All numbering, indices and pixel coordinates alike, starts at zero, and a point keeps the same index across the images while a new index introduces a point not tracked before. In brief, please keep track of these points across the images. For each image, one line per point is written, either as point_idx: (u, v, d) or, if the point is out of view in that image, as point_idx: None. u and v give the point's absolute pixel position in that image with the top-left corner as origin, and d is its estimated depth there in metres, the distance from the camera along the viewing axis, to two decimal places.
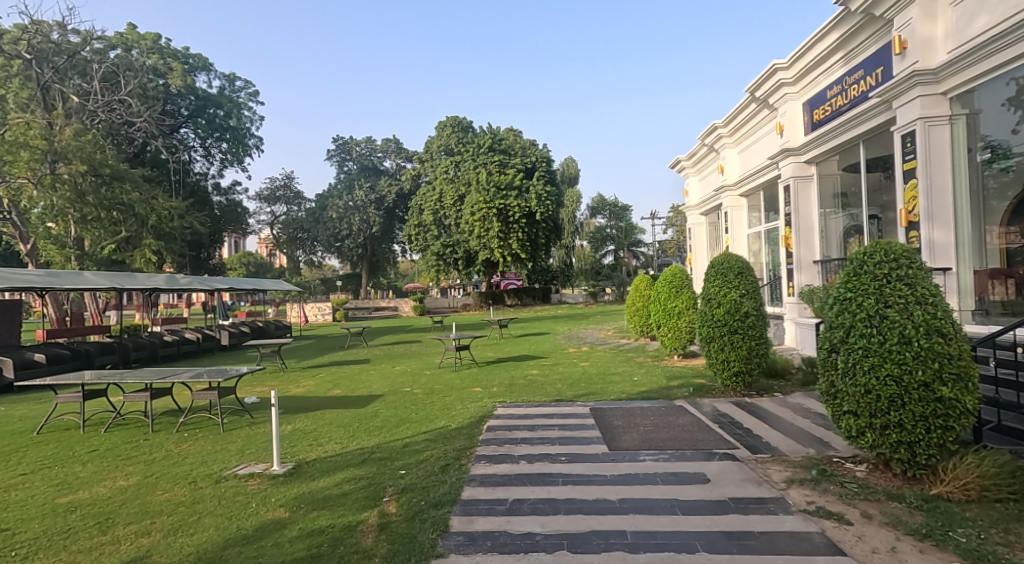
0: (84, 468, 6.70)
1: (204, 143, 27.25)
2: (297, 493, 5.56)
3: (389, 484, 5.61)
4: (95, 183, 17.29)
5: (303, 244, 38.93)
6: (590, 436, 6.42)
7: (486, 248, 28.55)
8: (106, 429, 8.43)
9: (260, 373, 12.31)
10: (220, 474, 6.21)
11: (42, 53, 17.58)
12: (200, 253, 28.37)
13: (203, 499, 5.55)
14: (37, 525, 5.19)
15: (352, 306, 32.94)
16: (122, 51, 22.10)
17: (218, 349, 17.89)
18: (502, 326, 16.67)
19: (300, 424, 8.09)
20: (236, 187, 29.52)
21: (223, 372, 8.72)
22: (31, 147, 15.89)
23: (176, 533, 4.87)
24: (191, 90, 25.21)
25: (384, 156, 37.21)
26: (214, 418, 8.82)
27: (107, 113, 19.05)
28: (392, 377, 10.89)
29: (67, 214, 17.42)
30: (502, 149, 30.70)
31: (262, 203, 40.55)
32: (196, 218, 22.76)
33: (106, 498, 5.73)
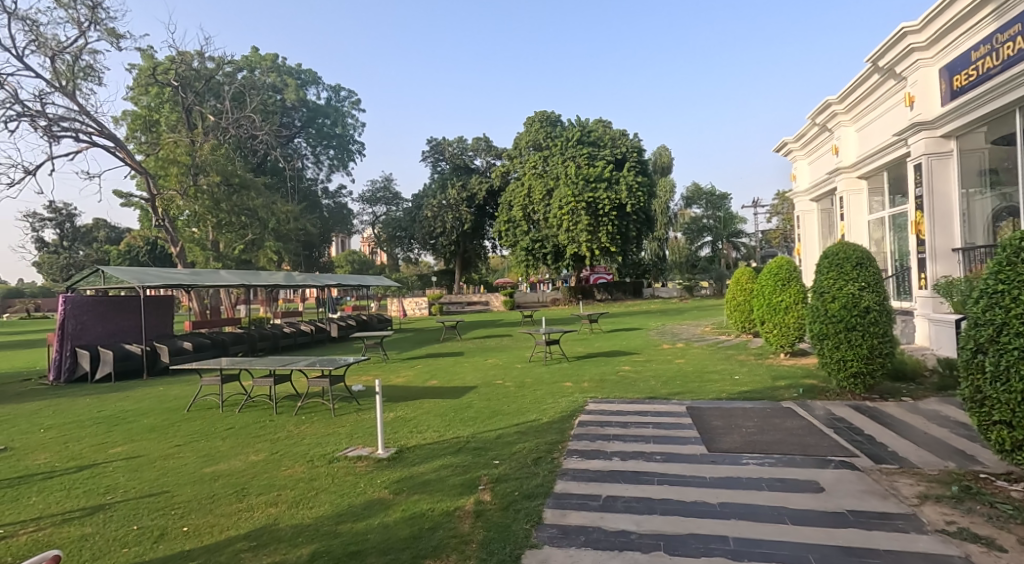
0: (223, 442, 7.33)
1: (314, 151, 28.51)
2: (399, 476, 5.75)
3: (483, 473, 5.69)
4: (227, 191, 18.77)
5: (400, 241, 39.09)
6: (686, 436, 6.18)
7: (574, 242, 28.48)
8: (239, 410, 9.16)
9: (363, 363, 12.87)
10: (333, 455, 6.53)
11: (186, 80, 19.53)
12: (311, 253, 30.13)
13: (320, 477, 5.86)
14: (189, 490, 5.72)
15: (445, 301, 33.82)
16: (247, 73, 24.10)
17: (329, 341, 18.88)
18: (592, 322, 16.48)
19: (401, 412, 8.43)
20: (342, 191, 31.01)
21: (335, 360, 9.18)
22: (178, 162, 17.98)
23: (299, 506, 5.17)
24: (302, 103, 26.63)
25: (475, 154, 37.66)
26: (326, 404, 9.37)
27: (236, 129, 20.41)
28: (484, 369, 11.03)
29: (207, 222, 19.01)
30: (590, 141, 30.20)
31: (364, 205, 42.50)
32: (308, 220, 24.07)
33: (241, 470, 6.20)
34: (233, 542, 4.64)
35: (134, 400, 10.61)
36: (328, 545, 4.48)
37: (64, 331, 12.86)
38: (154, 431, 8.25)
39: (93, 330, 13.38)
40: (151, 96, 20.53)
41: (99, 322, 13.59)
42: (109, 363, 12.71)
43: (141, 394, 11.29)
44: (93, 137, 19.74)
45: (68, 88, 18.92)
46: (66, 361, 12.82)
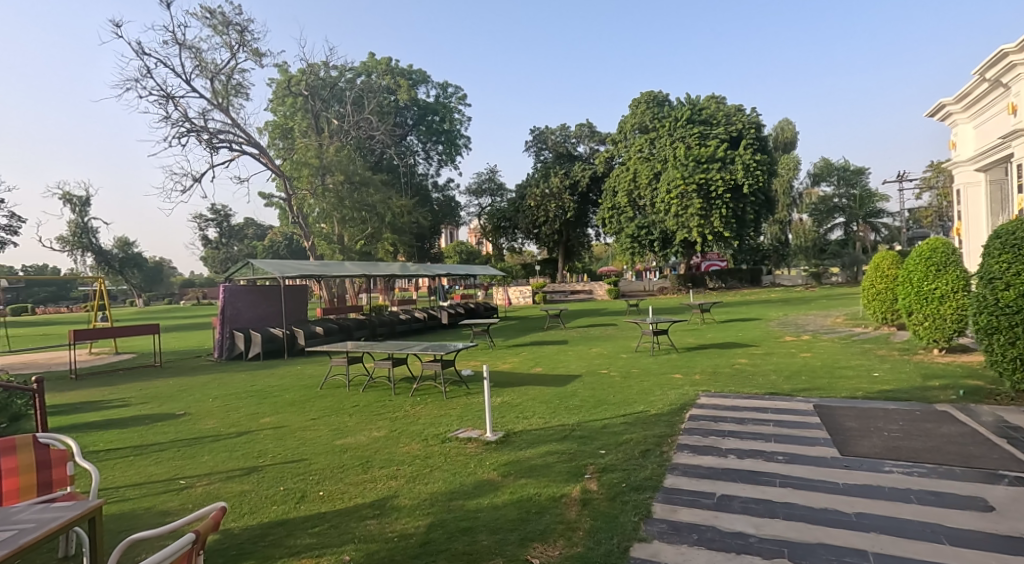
0: (350, 418, 8.57)
1: (424, 147, 29.37)
2: (506, 459, 6.10)
3: (589, 462, 5.73)
4: (349, 189, 19.88)
5: (506, 232, 39.57)
6: (815, 436, 5.74)
7: (684, 228, 27.60)
8: (362, 389, 10.55)
9: (470, 349, 13.15)
10: (445, 436, 7.20)
11: (315, 89, 20.86)
12: (423, 245, 31.10)
13: (433, 455, 6.51)
14: (324, 459, 6.73)
15: (548, 289, 33.94)
16: (364, 77, 25.38)
17: (440, 328, 19.45)
18: (704, 311, 15.81)
19: (508, 398, 8.57)
20: (450, 184, 31.71)
21: (444, 347, 9.99)
22: (309, 164, 19.33)
23: (415, 481, 5.76)
24: (413, 102, 27.52)
25: (578, 141, 37.32)
26: (439, 386, 10.24)
27: (357, 130, 21.53)
28: (590, 358, 10.88)
29: (331, 217, 20.14)
30: (701, 120, 28.85)
31: (470, 197, 43.38)
32: (419, 213, 24.85)
33: (366, 445, 7.17)
34: (361, 509, 5.26)
35: (269, 381, 11.75)
36: (443, 518, 4.90)
37: (224, 316, 14.75)
38: (294, 404, 9.77)
39: (246, 315, 15.24)
40: (287, 106, 22.73)
41: (250, 308, 15.44)
42: (258, 343, 14.39)
43: (271, 377, 12.25)
44: (243, 147, 21.91)
45: (224, 105, 20.90)
46: (226, 341, 14.74)
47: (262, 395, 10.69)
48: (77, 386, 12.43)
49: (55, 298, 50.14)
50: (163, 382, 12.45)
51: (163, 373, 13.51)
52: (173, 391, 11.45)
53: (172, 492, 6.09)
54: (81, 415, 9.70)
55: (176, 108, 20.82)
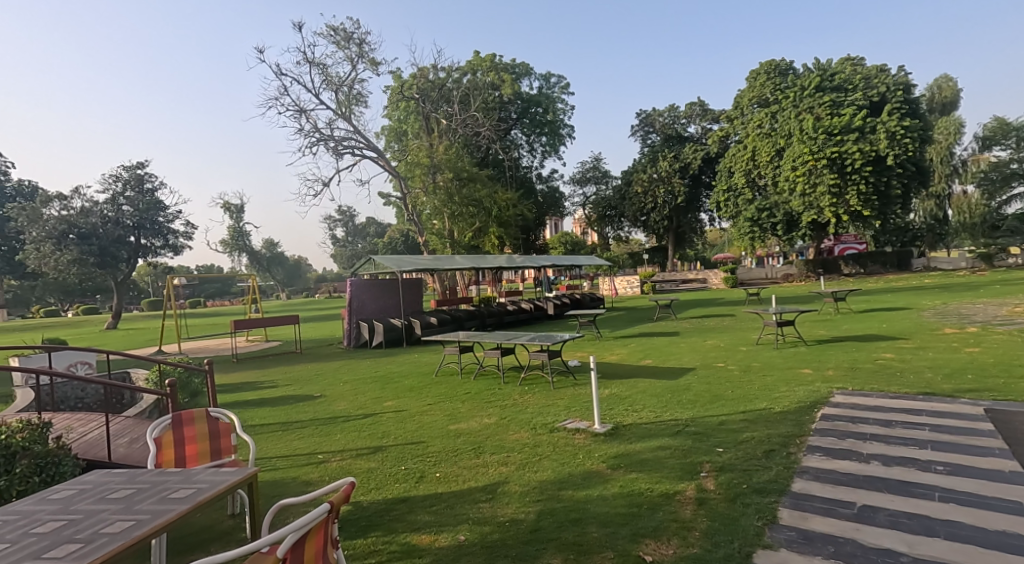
0: (462, 405, 8.69)
1: (528, 139, 29.23)
2: (616, 452, 5.92)
3: (706, 461, 5.42)
4: (457, 185, 20.35)
5: (611, 221, 38.91)
6: (984, 446, 5.02)
7: (811, 208, 25.89)
8: (474, 377, 10.76)
9: (577, 340, 12.97)
10: (553, 425, 7.10)
11: (425, 92, 21.46)
12: (528, 236, 31.16)
13: (541, 444, 6.44)
14: (439, 443, 6.89)
15: (658, 279, 33.03)
16: (469, 75, 25.68)
17: (547, 318, 19.41)
18: (839, 301, 14.51)
19: (616, 390, 8.36)
20: (553, 175, 31.49)
21: (552, 337, 9.92)
22: (420, 164, 19.97)
23: (524, 468, 5.73)
24: (517, 95, 27.55)
25: (689, 121, 35.84)
26: (546, 376, 10.17)
27: (463, 128, 21.84)
28: (705, 351, 10.34)
29: (442, 213, 20.68)
30: (834, 86, 26.32)
31: (575, 187, 42.99)
32: (526, 205, 24.91)
33: (478, 431, 7.24)
34: (474, 492, 5.30)
35: (385, 369, 12.25)
36: (553, 507, 4.81)
37: (350, 307, 15.72)
38: (413, 390, 10.12)
39: (370, 306, 16.13)
40: (401, 110, 23.52)
41: (372, 300, 16.30)
42: (379, 332, 15.13)
43: (386, 365, 12.78)
44: (364, 152, 22.99)
45: (347, 114, 22.01)
46: (353, 330, 15.71)
47: (385, 381, 11.16)
48: (232, 369, 13.73)
49: (217, 294, 55.76)
50: (290, 368, 13.36)
51: (293, 359, 14.54)
52: (302, 376, 12.26)
53: (309, 466, 6.51)
54: (238, 394, 10.70)
55: (308, 120, 22.25)
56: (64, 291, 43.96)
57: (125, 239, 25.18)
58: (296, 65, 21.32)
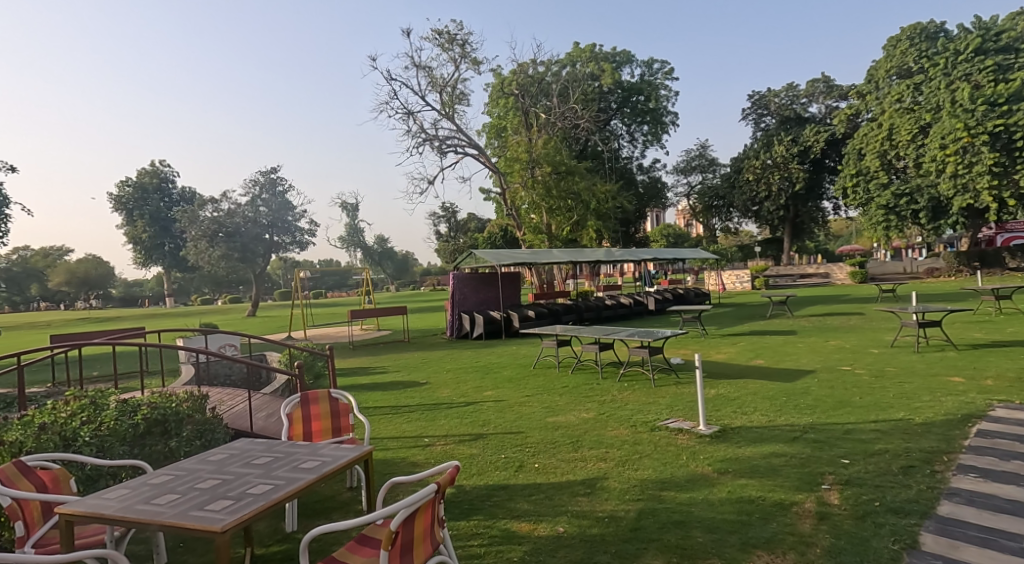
0: (560, 398, 8.51)
1: (629, 129, 28.42)
2: (724, 456, 5.54)
3: (828, 472, 4.94)
4: (555, 178, 20.19)
5: (719, 211, 37.28)
6: None
7: (964, 194, 23.01)
8: (571, 371, 10.57)
9: (679, 337, 12.44)
10: (653, 424, 6.77)
11: (524, 87, 21.38)
12: (628, 229, 30.38)
13: (642, 442, 6.16)
14: (538, 434, 6.79)
15: (773, 274, 31.23)
16: (568, 67, 25.29)
17: (647, 314, 18.76)
18: (996, 303, 12.77)
19: (724, 390, 7.89)
20: (656, 164, 30.41)
21: (652, 333, 9.55)
22: (520, 159, 19.93)
23: (624, 466, 5.51)
24: (618, 84, 26.85)
25: (810, 100, 33.39)
26: (647, 373, 9.82)
27: (563, 121, 21.53)
28: (827, 352, 9.52)
29: (540, 207, 20.63)
30: (999, 47, 22.97)
31: (679, 176, 41.48)
32: (625, 197, 24.24)
33: (576, 424, 7.06)
34: (572, 485, 5.18)
35: (487, 360, 12.37)
36: (654, 507, 4.59)
37: (452, 300, 16.02)
38: (512, 380, 10.09)
39: (471, 299, 16.38)
40: (501, 107, 23.42)
41: (473, 293, 16.52)
42: (479, 324, 15.30)
43: (487, 356, 12.91)
44: (466, 150, 23.31)
45: (450, 114, 22.34)
46: (455, 322, 15.99)
47: (486, 370, 11.25)
48: (348, 354, 14.49)
49: (336, 286, 58.82)
50: (397, 355, 13.84)
51: (401, 348, 15.04)
52: (411, 363, 12.65)
53: (415, 449, 6.70)
54: (354, 378, 11.27)
55: (415, 122, 22.83)
56: (214, 282, 48.65)
57: (261, 237, 27.02)
58: (405, 70, 21.89)
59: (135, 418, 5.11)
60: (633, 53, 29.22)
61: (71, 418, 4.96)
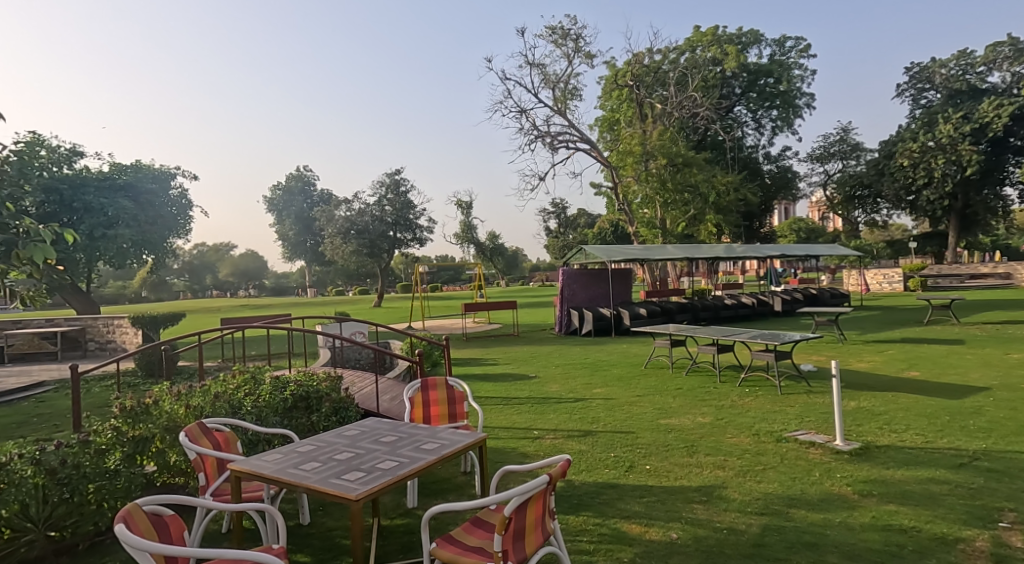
0: (674, 400, 7.91)
1: (755, 115, 26.70)
2: (867, 476, 4.81)
3: (1008, 508, 4.10)
4: (671, 171, 19.19)
5: (863, 202, 34.25)
6: None
7: None
8: (685, 373, 9.86)
9: (812, 342, 11.31)
10: (780, 434, 6.06)
11: (639, 78, 20.61)
12: (752, 223, 28.66)
13: (766, 452, 5.53)
14: (649, 435, 6.29)
15: (934, 274, 27.94)
16: (688, 53, 24.00)
17: (772, 316, 17.32)
18: None
19: (867, 403, 6.95)
20: (786, 153, 28.27)
21: (778, 336, 8.73)
22: (633, 153, 19.17)
23: (746, 476, 4.96)
24: (743, 68, 25.11)
25: (989, 68, 29.49)
26: (772, 380, 8.96)
27: (681, 111, 20.41)
28: (1003, 366, 8.15)
29: (654, 201, 19.78)
30: None
31: (814, 164, 38.53)
32: (749, 189, 22.66)
33: (692, 428, 6.49)
34: (686, 491, 4.72)
35: (600, 356, 12.04)
36: (781, 524, 4.07)
37: (562, 295, 15.64)
38: (622, 379, 9.57)
39: (580, 295, 15.95)
40: (614, 100, 22.71)
41: (583, 289, 16.05)
42: (589, 321, 14.81)
43: (602, 352, 12.54)
44: (578, 145, 22.92)
45: (562, 110, 21.98)
46: (564, 318, 15.56)
47: (596, 367, 10.81)
48: (462, 344, 14.69)
49: (450, 281, 60.40)
50: (510, 348, 13.81)
51: (512, 341, 14.97)
52: (523, 356, 12.49)
53: (524, 440, 6.45)
54: (469, 367, 11.35)
55: (528, 119, 22.75)
56: (346, 275, 51.67)
57: (386, 234, 28.09)
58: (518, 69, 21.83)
59: (284, 393, 5.40)
60: (762, 33, 27.23)
61: (236, 390, 5.37)
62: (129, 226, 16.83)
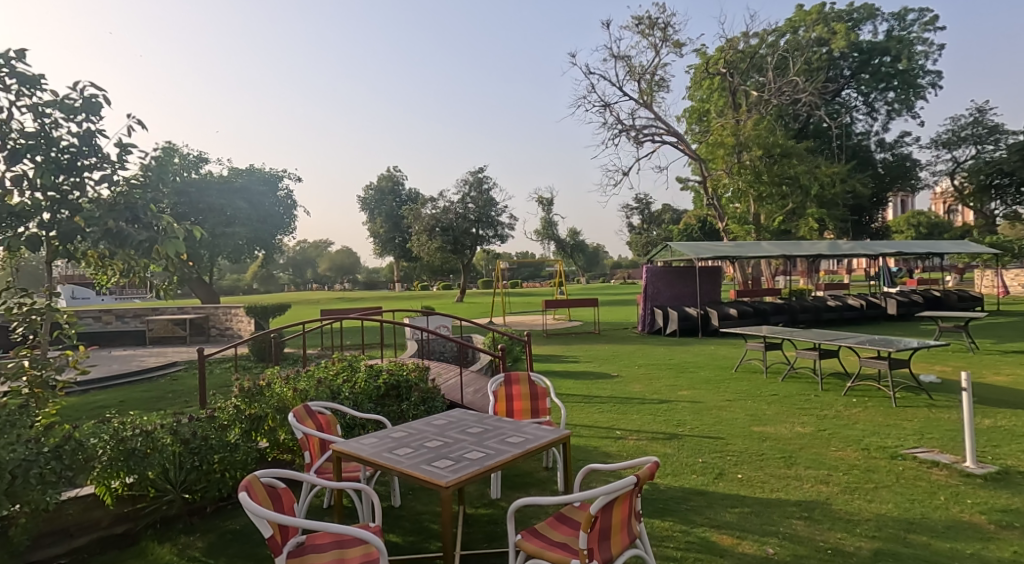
0: (768, 407, 7.15)
1: (868, 98, 24.67)
2: (1004, 505, 4.20)
3: None
4: (768, 162, 17.95)
5: (1002, 193, 30.90)
6: None
7: None
8: (781, 378, 8.98)
9: (934, 351, 10.11)
10: (896, 451, 5.34)
11: (733, 64, 19.54)
12: (862, 217, 26.62)
13: (878, 469, 4.93)
14: (741, 443, 5.72)
15: None
16: (789, 35, 22.32)
17: (885, 319, 15.77)
18: None
19: (1004, 422, 5.98)
20: (904, 139, 25.86)
21: (892, 342, 7.76)
22: (724, 144, 18.07)
23: (854, 493, 4.48)
24: (853, 47, 23.07)
25: None
26: (884, 390, 7.98)
27: (779, 98, 19.07)
28: None
29: (747, 195, 18.67)
30: None
31: (938, 151, 35.15)
32: (858, 180, 20.83)
33: (790, 438, 5.83)
34: (785, 505, 4.32)
35: (691, 356, 11.45)
36: (896, 549, 3.67)
37: (645, 294, 14.98)
38: (711, 382, 8.86)
39: (665, 294, 15.19)
40: (704, 89, 21.63)
41: (667, 287, 15.28)
42: (673, 321, 14.06)
43: (694, 352, 11.94)
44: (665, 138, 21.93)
45: (649, 102, 21.14)
46: (647, 317, 14.89)
47: (681, 368, 10.15)
48: (542, 341, 14.34)
49: (530, 278, 60.22)
50: (594, 345, 13.36)
51: (594, 339, 14.46)
52: (605, 354, 11.98)
53: (606, 440, 5.99)
54: (549, 363, 10.99)
55: (611, 113, 22.02)
56: (431, 271, 52.61)
57: (468, 231, 28.18)
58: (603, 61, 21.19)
59: (378, 380, 5.37)
60: (877, 8, 24.94)
61: (337, 376, 5.39)
62: (244, 225, 18.12)
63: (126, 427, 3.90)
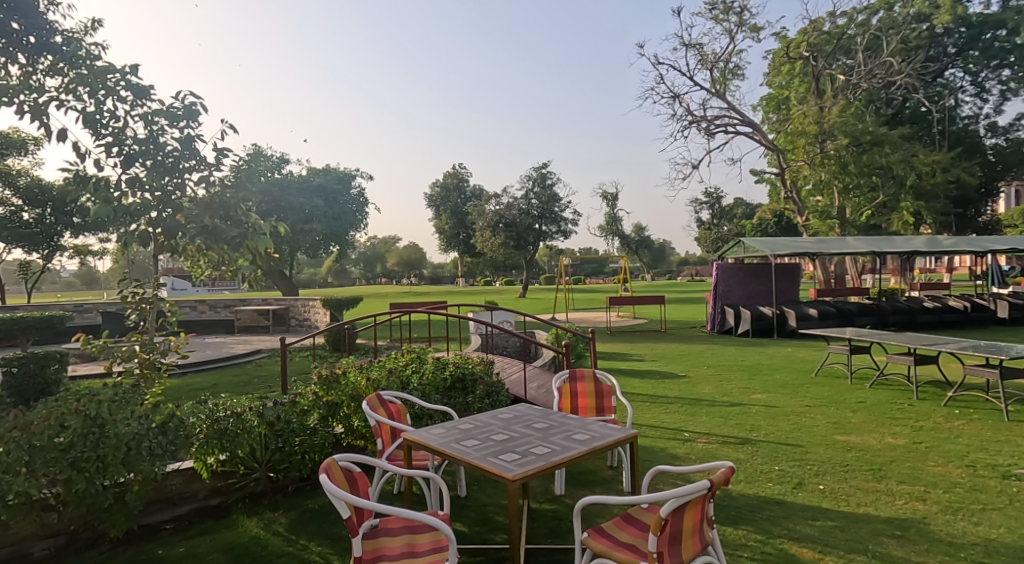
0: (852, 415, 6.40)
1: (976, 78, 22.45)
2: None
3: None
4: (857, 152, 16.66)
5: None
6: None
7: None
8: (869, 385, 8.12)
9: None
10: (1008, 469, 4.63)
11: (818, 47, 18.32)
12: (966, 210, 24.41)
13: (986, 490, 4.28)
14: (821, 451, 5.10)
15: None
16: (883, 11, 20.53)
17: (993, 323, 14.22)
18: None
19: None
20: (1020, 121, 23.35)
21: (1002, 348, 6.82)
22: (805, 133, 16.88)
23: (956, 514, 3.91)
24: (960, 20, 20.95)
25: None
26: (992, 401, 7.01)
27: (869, 81, 17.68)
28: None
29: (831, 187, 17.42)
30: None
31: None
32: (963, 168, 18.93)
33: (878, 449, 5.15)
34: (874, 522, 3.84)
35: (768, 356, 10.70)
36: None
37: (715, 292, 14.19)
38: (787, 385, 8.12)
39: (737, 292, 14.32)
40: (784, 75, 20.40)
41: (739, 285, 14.39)
42: (746, 321, 13.20)
43: (773, 352, 11.17)
44: (739, 128, 20.86)
45: (721, 92, 20.10)
46: (717, 316, 14.09)
47: (755, 370, 9.42)
48: (606, 338, 13.81)
49: (593, 274, 59.17)
50: (664, 343, 12.76)
51: (662, 337, 13.80)
52: (673, 353, 11.36)
53: (673, 442, 5.48)
54: (613, 361, 10.51)
55: (681, 104, 21.13)
56: (494, 266, 52.56)
57: (531, 227, 27.79)
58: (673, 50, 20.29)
59: (444, 371, 5.08)
60: None
61: (406, 366, 5.16)
62: (321, 221, 18.41)
63: (220, 409, 4.09)
